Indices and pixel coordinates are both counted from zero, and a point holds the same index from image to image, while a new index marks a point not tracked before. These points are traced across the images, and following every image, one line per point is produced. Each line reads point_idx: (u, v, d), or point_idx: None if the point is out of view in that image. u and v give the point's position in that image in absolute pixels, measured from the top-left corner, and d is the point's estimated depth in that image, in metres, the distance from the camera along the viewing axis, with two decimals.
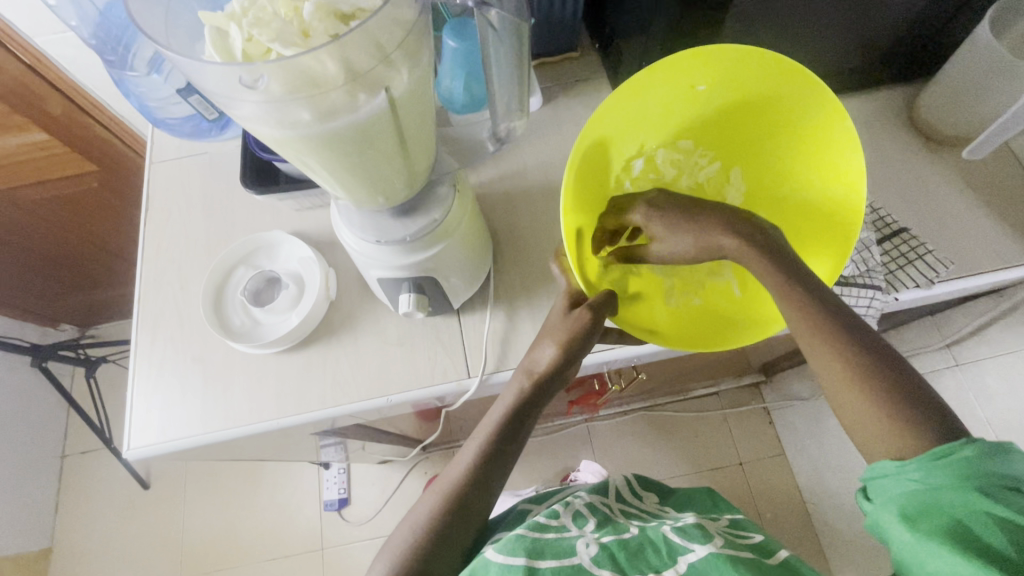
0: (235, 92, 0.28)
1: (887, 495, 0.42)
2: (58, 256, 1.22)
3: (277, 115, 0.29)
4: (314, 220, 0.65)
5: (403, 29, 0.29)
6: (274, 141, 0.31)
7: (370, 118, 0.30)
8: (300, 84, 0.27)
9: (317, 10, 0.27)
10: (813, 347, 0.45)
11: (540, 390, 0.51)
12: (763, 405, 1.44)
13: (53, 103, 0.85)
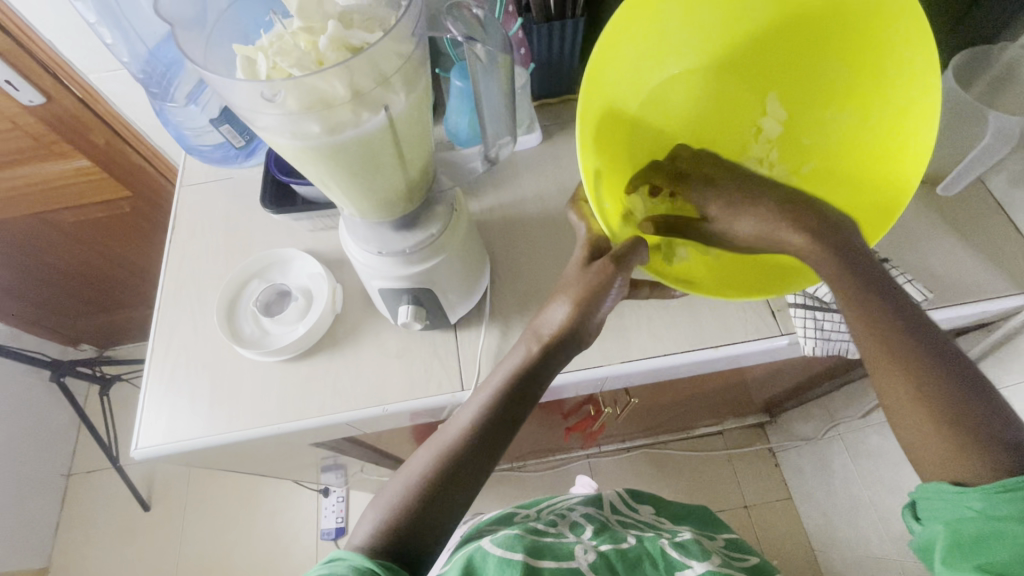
0: (258, 108, 0.33)
1: (940, 517, 0.44)
2: (84, 277, 1.28)
3: (292, 127, 0.33)
4: (324, 240, 0.70)
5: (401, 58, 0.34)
6: (289, 152, 0.35)
7: (372, 133, 0.35)
8: (313, 102, 0.32)
9: (331, 42, 0.32)
10: (881, 372, 0.46)
11: (551, 353, 0.50)
12: (768, 446, 1.42)
13: (97, 134, 0.92)
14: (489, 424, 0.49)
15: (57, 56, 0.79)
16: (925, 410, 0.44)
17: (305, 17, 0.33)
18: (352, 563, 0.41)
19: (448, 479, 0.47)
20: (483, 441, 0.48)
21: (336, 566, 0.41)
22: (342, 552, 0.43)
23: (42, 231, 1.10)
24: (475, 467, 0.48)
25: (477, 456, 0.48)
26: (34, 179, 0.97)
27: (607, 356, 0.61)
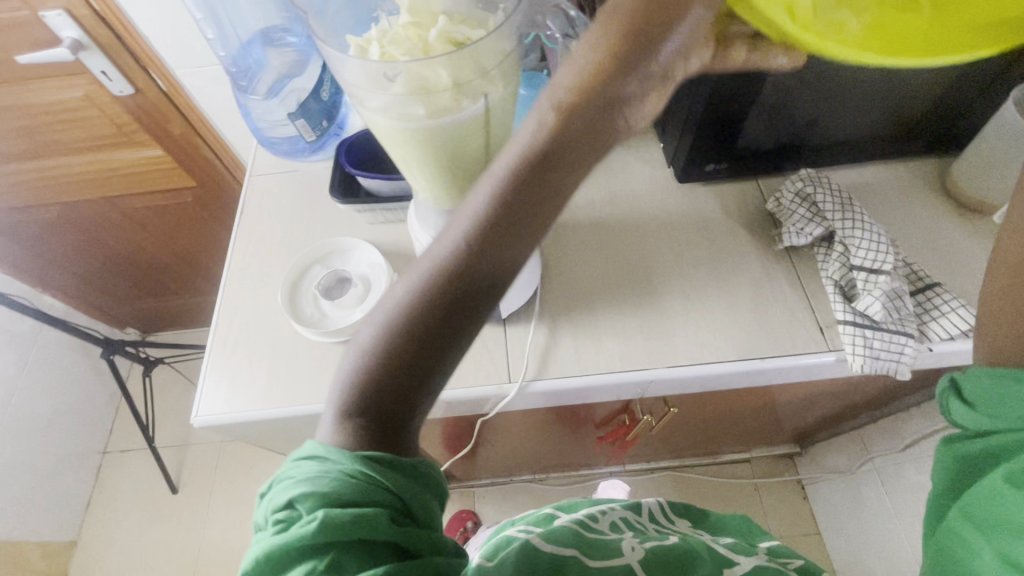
0: (368, 90, 0.36)
1: (987, 400, 0.43)
2: (139, 263, 1.35)
3: (397, 109, 0.36)
4: (383, 233, 0.73)
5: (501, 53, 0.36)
6: (388, 132, 0.38)
7: (467, 120, 0.37)
8: (418, 88, 0.35)
9: (439, 37, 0.35)
10: None
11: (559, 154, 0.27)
12: (797, 478, 1.39)
13: (174, 125, 0.98)
14: (499, 233, 0.29)
15: (153, 52, 0.84)
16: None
17: (415, 15, 0.37)
18: (343, 469, 0.29)
19: (434, 322, 0.30)
20: (491, 263, 0.29)
21: (321, 475, 0.29)
22: (328, 446, 0.30)
23: (110, 215, 1.17)
24: (479, 296, 0.30)
25: (481, 285, 0.30)
26: (112, 164, 1.04)
27: (653, 360, 0.62)
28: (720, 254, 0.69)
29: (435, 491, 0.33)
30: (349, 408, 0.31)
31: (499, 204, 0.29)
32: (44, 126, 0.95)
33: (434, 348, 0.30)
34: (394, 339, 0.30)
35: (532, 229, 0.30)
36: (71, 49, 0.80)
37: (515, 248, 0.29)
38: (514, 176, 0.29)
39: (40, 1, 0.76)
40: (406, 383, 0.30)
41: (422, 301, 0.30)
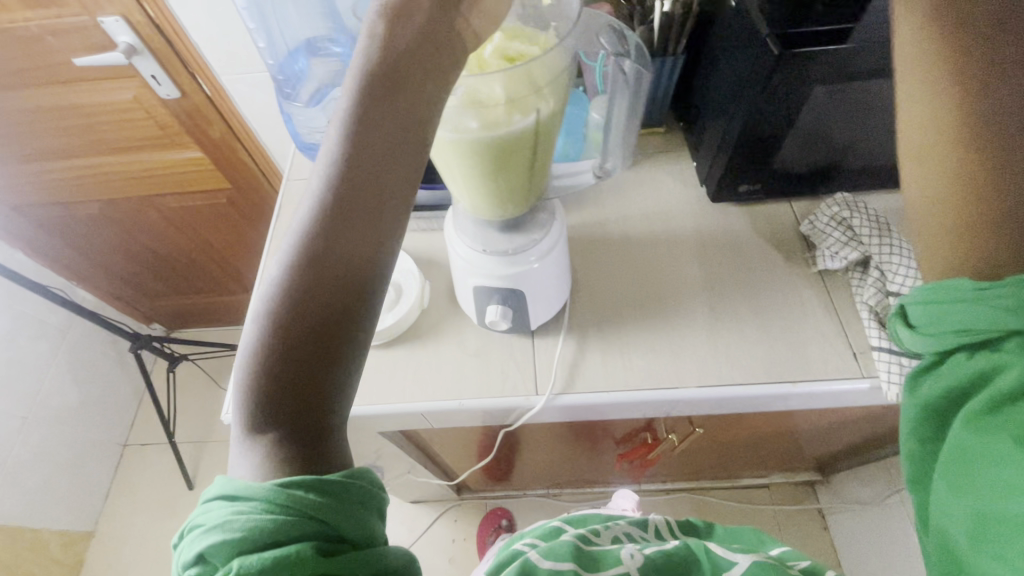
0: None
1: (931, 323, 0.43)
2: (169, 260, 1.38)
3: (451, 120, 0.37)
4: (415, 240, 0.75)
5: (555, 71, 0.37)
6: (438, 142, 0.39)
7: (518, 134, 0.38)
8: (473, 102, 0.36)
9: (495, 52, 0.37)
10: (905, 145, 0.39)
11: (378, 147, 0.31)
12: (817, 506, 1.36)
13: (215, 128, 1.01)
14: (360, 203, 0.31)
15: (200, 57, 0.86)
16: (975, 214, 0.41)
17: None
18: (257, 506, 0.29)
19: (317, 303, 0.31)
20: (355, 234, 0.32)
21: (235, 517, 0.29)
22: (236, 484, 0.31)
23: (147, 213, 1.21)
24: (354, 267, 0.32)
25: (355, 258, 0.32)
26: (153, 164, 1.07)
27: (682, 379, 0.62)
28: (751, 275, 0.68)
29: (375, 504, 0.33)
30: (258, 420, 0.31)
31: (341, 179, 0.31)
32: (93, 126, 0.99)
33: (326, 330, 0.31)
34: (282, 330, 0.31)
35: (390, 196, 0.32)
36: (125, 54, 0.83)
37: (376, 218, 0.32)
38: (358, 147, 0.31)
39: (98, 7, 0.79)
40: (309, 375, 0.31)
41: (297, 287, 0.31)
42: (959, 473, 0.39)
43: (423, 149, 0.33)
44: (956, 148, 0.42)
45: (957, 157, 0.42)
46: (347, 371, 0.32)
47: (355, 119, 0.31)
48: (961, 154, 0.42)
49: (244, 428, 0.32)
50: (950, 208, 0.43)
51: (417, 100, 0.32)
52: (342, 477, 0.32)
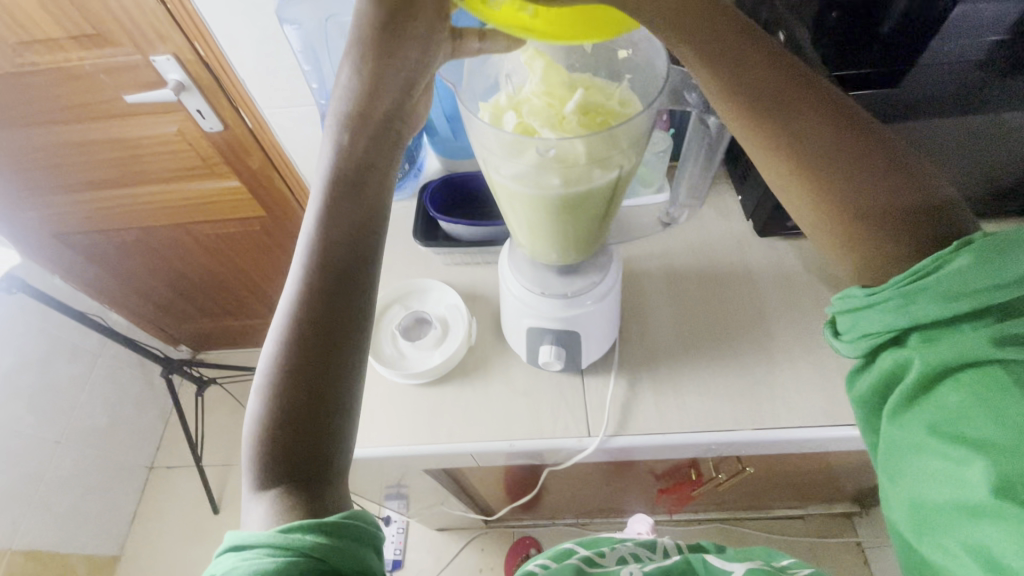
0: (507, 156, 0.38)
1: (850, 332, 0.41)
2: (200, 285, 1.39)
3: (533, 177, 0.38)
4: (458, 274, 0.74)
5: (640, 129, 0.37)
6: (513, 194, 0.40)
7: (598, 187, 0.39)
8: (556, 162, 0.36)
9: (577, 108, 0.36)
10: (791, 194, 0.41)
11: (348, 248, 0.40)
12: (855, 539, 1.31)
13: (254, 159, 1.02)
14: (338, 286, 0.39)
15: (244, 92, 0.86)
16: (850, 227, 0.39)
17: (552, 86, 0.38)
18: (265, 551, 0.33)
19: (312, 363, 0.38)
20: (337, 306, 0.39)
21: (246, 563, 0.32)
22: (242, 536, 0.34)
23: (182, 241, 1.22)
24: (335, 332, 0.39)
25: (335, 323, 0.39)
26: (192, 193, 1.09)
27: (739, 421, 0.60)
28: (803, 312, 0.67)
29: (370, 540, 0.37)
30: (268, 470, 0.37)
31: (321, 269, 0.40)
32: (137, 157, 1.01)
33: (317, 385, 0.38)
34: (284, 392, 0.37)
35: (358, 274, 0.40)
36: (174, 91, 0.85)
37: (352, 292, 0.40)
38: (335, 245, 0.40)
39: (151, 47, 0.81)
40: (311, 425, 0.37)
41: (292, 355, 0.38)
42: (898, 470, 0.38)
43: (378, 238, 0.42)
44: (798, 182, 0.39)
45: (806, 192, 0.39)
46: (342, 416, 0.38)
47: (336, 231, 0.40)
48: (809, 186, 0.39)
49: (252, 487, 0.37)
50: (832, 230, 0.40)
51: (366, 203, 0.42)
52: (341, 518, 0.35)
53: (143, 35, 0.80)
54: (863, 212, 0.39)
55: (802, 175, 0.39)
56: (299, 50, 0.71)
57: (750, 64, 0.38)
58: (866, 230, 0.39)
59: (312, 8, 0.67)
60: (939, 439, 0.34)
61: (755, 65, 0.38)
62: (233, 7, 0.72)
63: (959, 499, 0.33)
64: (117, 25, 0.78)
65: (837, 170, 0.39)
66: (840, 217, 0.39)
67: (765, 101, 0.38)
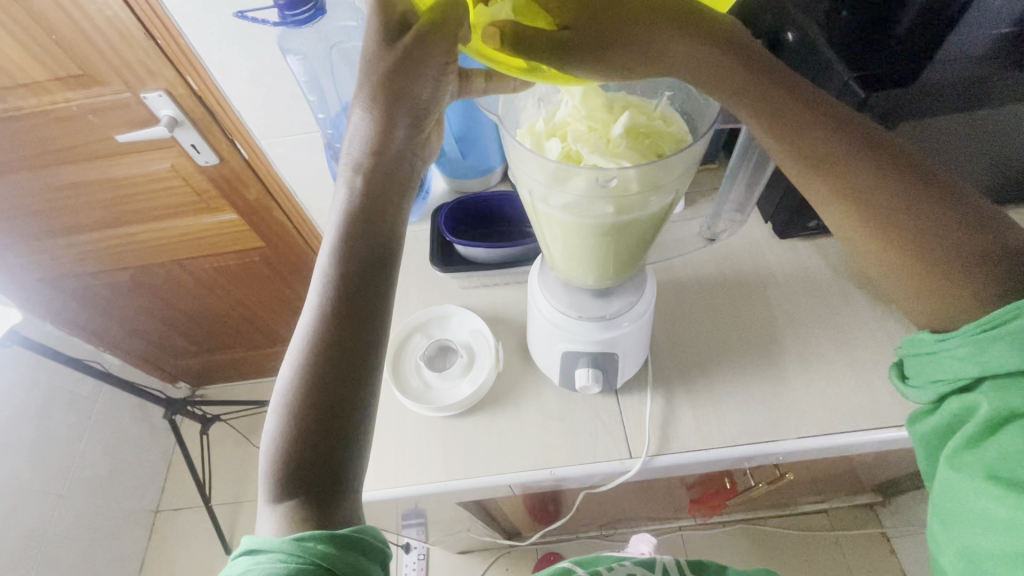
0: (554, 186, 0.36)
1: (919, 376, 0.40)
2: (197, 320, 1.34)
3: (585, 206, 0.37)
4: (477, 296, 0.72)
5: (694, 155, 0.36)
6: (560, 221, 0.39)
7: (649, 212, 0.38)
8: (609, 191, 0.35)
9: (626, 133, 0.35)
10: (854, 239, 0.38)
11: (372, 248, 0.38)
12: (881, 530, 1.26)
13: (251, 190, 0.99)
14: (357, 310, 0.36)
15: (239, 123, 0.83)
16: (923, 271, 0.37)
17: (594, 109, 0.37)
18: (275, 556, 0.31)
19: (329, 386, 0.35)
20: (356, 332, 0.36)
21: (255, 567, 0.31)
22: (257, 539, 0.33)
23: (178, 277, 1.18)
24: (352, 355, 0.36)
25: (351, 345, 0.36)
26: (188, 228, 1.06)
27: (784, 430, 0.59)
28: (833, 314, 0.66)
29: (380, 557, 0.35)
30: (277, 491, 0.34)
31: (340, 292, 0.37)
32: (129, 196, 0.97)
33: (333, 409, 0.35)
34: (299, 416, 0.34)
35: (374, 299, 0.37)
36: (167, 126, 0.83)
37: (369, 318, 0.37)
38: (355, 268, 0.37)
39: (141, 83, 0.79)
40: (323, 449, 0.34)
41: (309, 377, 0.35)
42: (951, 512, 0.37)
43: (393, 264, 0.38)
44: (850, 213, 0.37)
45: (860, 223, 0.37)
46: (359, 443, 0.36)
47: (359, 236, 0.38)
48: (861, 216, 0.37)
49: (264, 497, 0.34)
50: (902, 273, 0.38)
51: (385, 229, 0.39)
52: (353, 531, 0.34)
53: (132, 71, 0.77)
54: (925, 245, 0.37)
55: (855, 206, 0.37)
56: (303, 78, 0.71)
57: (790, 95, 0.36)
58: (933, 261, 0.37)
59: (313, 37, 0.67)
60: (996, 484, 0.34)
61: (792, 97, 0.36)
62: (227, 39, 0.70)
63: (1014, 546, 0.32)
64: (105, 64, 0.76)
65: (893, 199, 0.36)
66: (898, 250, 0.37)
67: (819, 150, 0.36)
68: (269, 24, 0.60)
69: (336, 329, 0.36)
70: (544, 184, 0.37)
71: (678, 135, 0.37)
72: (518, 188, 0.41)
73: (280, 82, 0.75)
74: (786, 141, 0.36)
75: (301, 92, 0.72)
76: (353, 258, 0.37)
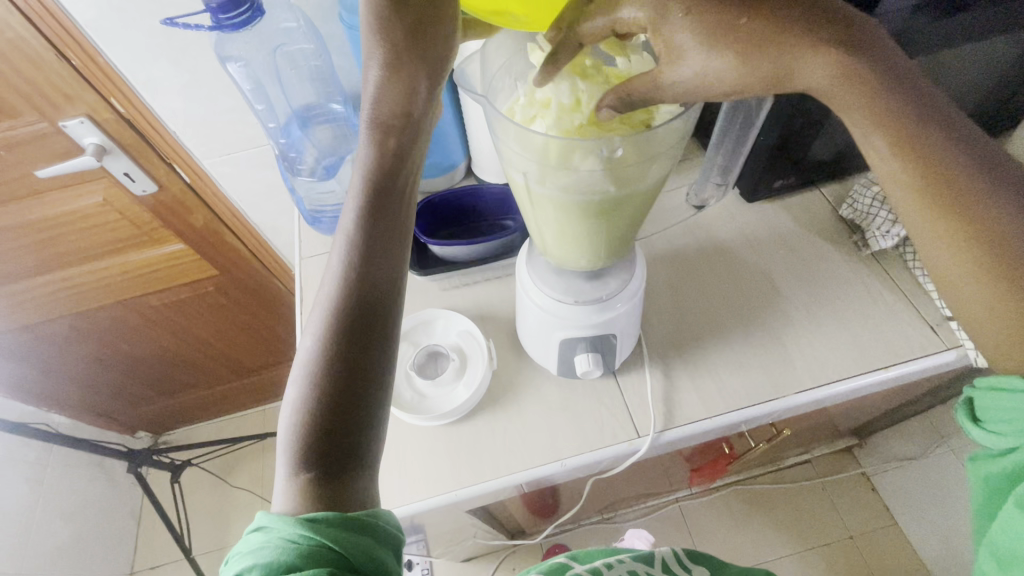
0: (551, 165, 0.36)
1: (995, 419, 0.35)
2: (151, 362, 1.24)
3: (581, 182, 0.36)
4: (459, 297, 0.70)
5: (686, 125, 0.36)
6: (558, 202, 0.38)
7: (643, 184, 0.38)
8: (602, 164, 0.35)
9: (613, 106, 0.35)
10: (967, 280, 0.33)
11: (371, 242, 0.36)
12: (861, 470, 1.30)
13: (197, 216, 0.92)
14: (382, 275, 0.36)
15: (176, 144, 0.77)
16: None
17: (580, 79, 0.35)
18: (285, 535, 0.30)
19: (353, 355, 0.34)
20: (382, 300, 0.36)
21: (265, 545, 0.30)
22: (269, 515, 0.31)
23: (126, 319, 1.09)
24: (376, 324, 0.35)
25: (377, 313, 0.35)
26: (129, 265, 0.97)
27: (781, 388, 0.60)
28: (809, 269, 0.68)
29: (394, 548, 0.33)
30: (297, 464, 0.32)
31: (363, 256, 0.36)
32: (58, 237, 0.89)
33: (356, 378, 0.34)
34: (323, 384, 0.33)
35: (397, 267, 0.37)
36: (95, 155, 0.76)
37: (390, 286, 0.36)
38: (370, 242, 0.36)
39: (58, 111, 0.71)
40: (344, 420, 0.33)
41: (335, 343, 0.34)
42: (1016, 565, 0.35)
43: (404, 245, 0.38)
44: (972, 258, 0.33)
45: (969, 258, 0.33)
46: (375, 425, 0.34)
47: (356, 232, 0.37)
48: (983, 262, 0.33)
49: (279, 480, 0.32)
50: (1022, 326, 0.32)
51: (384, 213, 0.38)
52: (366, 515, 0.32)
53: (47, 98, 0.70)
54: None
55: (980, 252, 0.33)
56: (247, 88, 0.67)
57: (925, 114, 0.32)
58: None
59: (253, 42, 0.63)
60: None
61: (927, 115, 0.32)
62: (154, 52, 0.65)
63: None
64: (13, 93, 0.68)
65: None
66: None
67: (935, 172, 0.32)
68: (203, 30, 0.55)
69: (342, 323, 0.34)
70: (538, 163, 0.36)
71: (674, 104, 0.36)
72: (510, 175, 0.41)
73: (218, 94, 0.70)
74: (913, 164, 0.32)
75: (248, 103, 0.67)
76: (369, 235, 0.37)
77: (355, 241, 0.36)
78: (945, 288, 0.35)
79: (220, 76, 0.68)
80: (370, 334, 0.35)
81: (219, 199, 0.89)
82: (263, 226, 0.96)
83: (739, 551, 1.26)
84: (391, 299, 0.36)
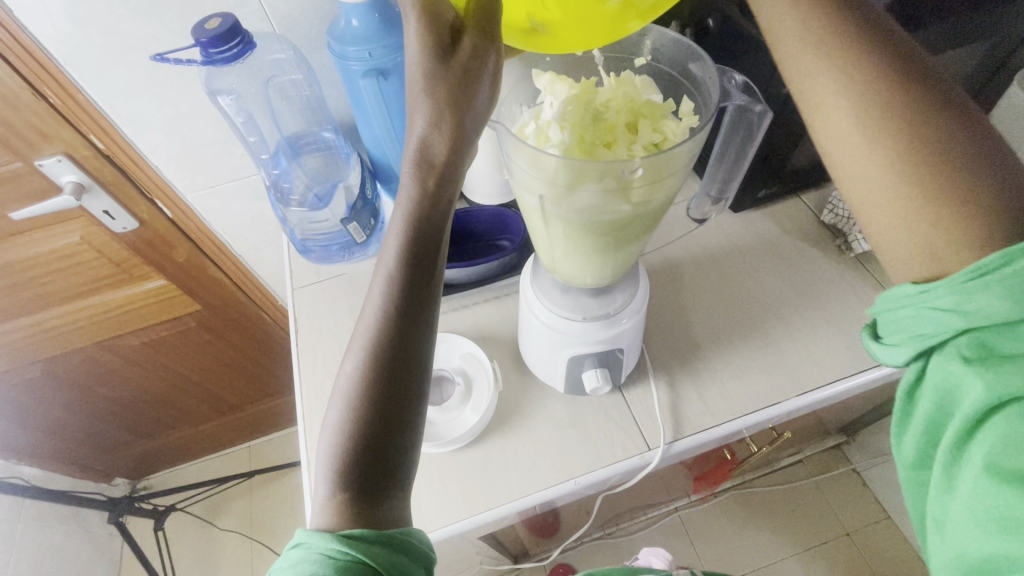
0: (564, 185, 0.36)
1: (894, 333, 0.36)
2: (129, 403, 1.19)
3: (592, 201, 0.37)
4: (459, 319, 0.70)
5: (697, 144, 0.36)
6: (567, 218, 0.39)
7: (652, 201, 0.39)
8: (613, 184, 0.36)
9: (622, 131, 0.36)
10: (868, 172, 0.38)
11: (408, 264, 0.35)
12: (852, 467, 1.33)
13: (178, 250, 0.89)
14: (415, 297, 0.35)
15: (158, 178, 0.75)
16: (938, 213, 0.35)
17: (590, 95, 0.37)
18: (323, 550, 0.30)
19: (391, 375, 0.34)
20: (417, 324, 0.35)
21: (303, 560, 0.30)
22: (305, 532, 0.31)
23: (104, 360, 1.05)
24: (411, 345, 0.34)
25: (414, 335, 0.35)
26: (108, 305, 0.94)
27: (781, 391, 0.61)
28: (798, 274, 0.70)
29: (423, 565, 0.33)
30: (335, 482, 0.32)
31: (397, 282, 0.35)
32: (31, 279, 0.85)
33: (393, 399, 0.33)
34: (362, 406, 0.33)
35: (432, 287, 0.36)
36: (73, 194, 0.74)
37: (423, 310, 0.35)
38: (402, 265, 0.35)
39: (35, 150, 0.69)
40: (378, 440, 0.33)
41: (371, 365, 0.34)
42: (942, 514, 0.33)
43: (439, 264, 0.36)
44: (882, 152, 0.37)
45: (871, 146, 0.37)
46: (410, 444, 0.34)
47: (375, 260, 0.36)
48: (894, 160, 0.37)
49: (314, 501, 0.32)
50: (917, 218, 0.36)
51: (405, 233, 0.35)
52: (402, 534, 0.32)
53: (24, 137, 0.68)
54: (950, 177, 0.35)
55: (889, 146, 0.37)
56: (238, 122, 0.68)
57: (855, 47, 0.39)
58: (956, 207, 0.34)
59: (243, 76, 0.64)
60: (994, 480, 0.30)
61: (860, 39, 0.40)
62: (137, 88, 0.64)
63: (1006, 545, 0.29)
64: None
65: (936, 141, 0.36)
66: (914, 183, 0.36)
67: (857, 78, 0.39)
68: (195, 63, 0.55)
69: (381, 344, 0.34)
70: (552, 183, 0.37)
71: (684, 119, 0.38)
72: (520, 193, 0.41)
73: (203, 128, 0.69)
74: (836, 73, 0.39)
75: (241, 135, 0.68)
76: (398, 263, 0.35)
77: (387, 266, 0.35)
78: (848, 179, 0.39)
79: (206, 108, 0.67)
80: (405, 355, 0.34)
81: (199, 233, 0.86)
82: (244, 258, 0.93)
83: (742, 557, 1.26)
84: (429, 320, 0.36)
